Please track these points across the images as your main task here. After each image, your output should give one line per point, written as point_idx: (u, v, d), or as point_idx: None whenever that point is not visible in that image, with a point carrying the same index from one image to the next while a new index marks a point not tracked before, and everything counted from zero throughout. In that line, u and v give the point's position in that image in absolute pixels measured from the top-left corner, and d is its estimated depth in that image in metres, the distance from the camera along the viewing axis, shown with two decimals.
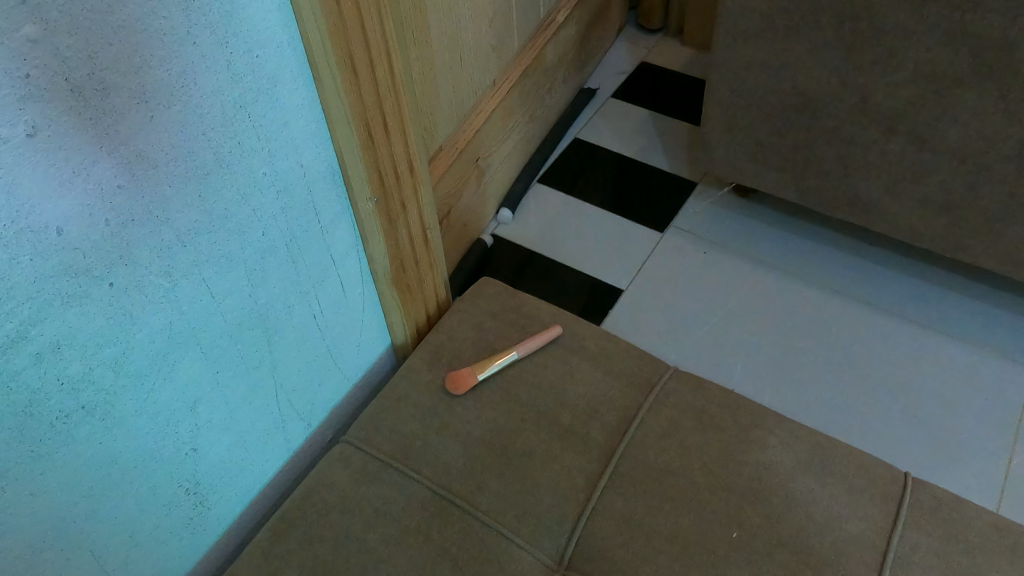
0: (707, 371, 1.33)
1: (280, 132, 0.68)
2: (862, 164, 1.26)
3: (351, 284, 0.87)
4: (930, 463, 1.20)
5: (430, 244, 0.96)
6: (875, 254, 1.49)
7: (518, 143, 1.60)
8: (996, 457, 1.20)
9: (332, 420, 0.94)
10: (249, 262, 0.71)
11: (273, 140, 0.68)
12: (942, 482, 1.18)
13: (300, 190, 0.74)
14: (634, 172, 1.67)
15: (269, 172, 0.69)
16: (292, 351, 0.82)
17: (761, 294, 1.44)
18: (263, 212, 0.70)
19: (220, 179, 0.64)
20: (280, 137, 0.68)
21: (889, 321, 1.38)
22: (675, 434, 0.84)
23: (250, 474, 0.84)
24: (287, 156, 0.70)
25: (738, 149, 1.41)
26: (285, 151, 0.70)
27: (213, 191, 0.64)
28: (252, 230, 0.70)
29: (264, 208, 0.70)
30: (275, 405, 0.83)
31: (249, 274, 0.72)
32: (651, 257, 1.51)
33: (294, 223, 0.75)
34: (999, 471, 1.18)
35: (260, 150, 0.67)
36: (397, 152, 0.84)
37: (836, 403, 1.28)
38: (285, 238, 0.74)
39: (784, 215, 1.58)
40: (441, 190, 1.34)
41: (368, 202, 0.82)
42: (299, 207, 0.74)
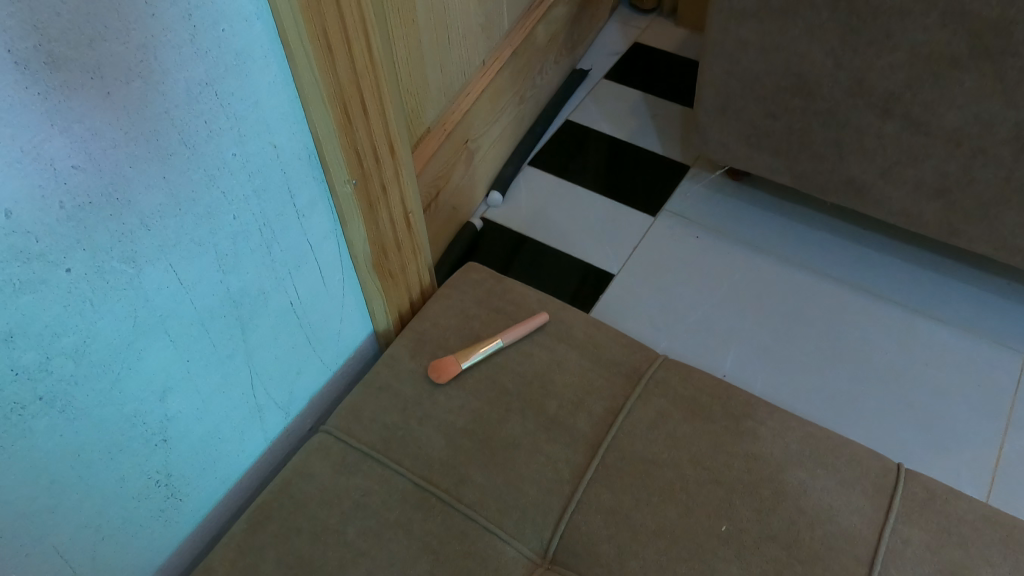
0: (699, 357, 1.31)
1: (250, 111, 0.65)
2: (857, 147, 1.24)
3: (330, 270, 0.84)
4: (922, 450, 1.19)
5: (414, 229, 0.93)
6: (869, 240, 1.47)
7: (508, 124, 1.57)
8: (987, 445, 1.18)
9: (312, 409, 0.91)
10: (219, 247, 0.68)
11: (243, 120, 0.65)
12: (932, 470, 1.17)
13: (274, 171, 0.71)
14: (626, 155, 1.64)
15: (239, 153, 0.66)
16: (268, 339, 0.79)
17: (753, 280, 1.42)
18: (233, 196, 0.67)
19: (186, 160, 0.61)
20: (250, 116, 0.65)
21: (882, 307, 1.36)
22: (663, 424, 0.82)
23: (225, 464, 0.81)
24: (258, 137, 0.67)
25: (731, 132, 1.38)
26: (256, 131, 0.67)
27: (178, 173, 0.61)
28: (223, 214, 0.67)
29: (234, 191, 0.67)
30: (251, 394, 0.80)
31: (220, 259, 0.69)
32: (643, 241, 1.49)
33: (267, 206, 0.72)
34: (989, 459, 1.17)
35: (229, 129, 0.64)
36: (377, 133, 0.80)
37: (827, 389, 1.26)
38: (258, 222, 0.72)
39: (777, 199, 1.55)
40: (428, 172, 1.31)
41: (346, 185, 0.79)
42: (272, 189, 0.71)
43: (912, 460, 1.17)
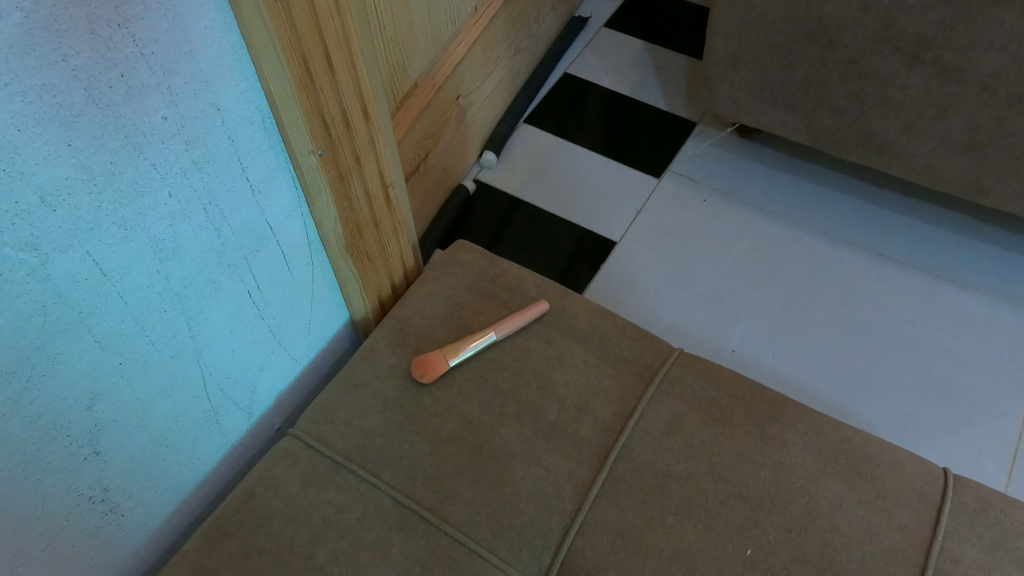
0: (707, 331, 1.20)
1: (182, 63, 0.52)
2: (881, 100, 1.12)
3: (294, 252, 0.72)
4: (941, 424, 1.09)
5: (395, 205, 0.80)
6: (896, 204, 1.34)
7: (502, 78, 1.43)
8: (1013, 418, 1.09)
9: (279, 407, 0.80)
10: (153, 231, 0.56)
11: (174, 74, 0.52)
12: (951, 443, 1.07)
13: (217, 138, 0.58)
14: (629, 111, 1.51)
15: (171, 116, 0.53)
16: (223, 333, 0.68)
17: (766, 247, 1.30)
18: (168, 168, 0.55)
19: (99, 123, 0.49)
20: (183, 70, 0.53)
21: (904, 274, 1.25)
22: (679, 431, 0.71)
23: (177, 474, 0.71)
24: (195, 95, 0.54)
25: (744, 86, 1.25)
26: (192, 88, 0.54)
27: (89, 139, 0.49)
28: (155, 191, 0.55)
29: (168, 163, 0.55)
30: (205, 395, 0.70)
31: (155, 245, 0.57)
32: (646, 205, 1.37)
33: (212, 180, 0.59)
34: (1013, 432, 1.08)
35: (155, 86, 0.51)
36: (346, 93, 0.66)
37: (843, 363, 1.16)
38: (203, 200, 0.59)
39: (794, 159, 1.43)
40: (416, 132, 1.18)
41: (309, 155, 0.66)
42: (217, 160, 0.59)
43: (932, 437, 1.08)
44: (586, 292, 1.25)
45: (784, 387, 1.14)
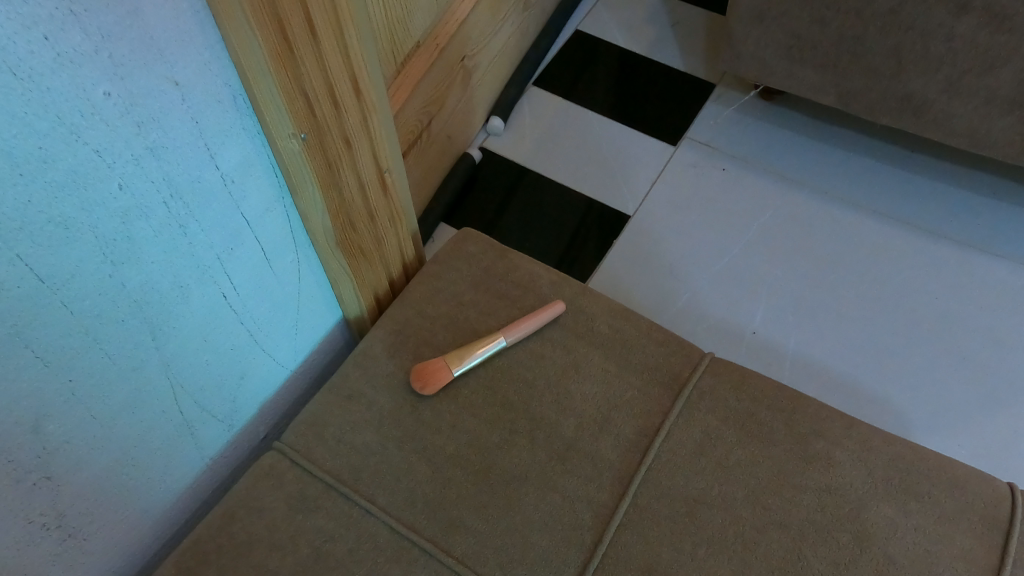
0: (726, 312, 1.10)
1: (128, 27, 0.40)
2: (921, 56, 1.01)
3: (276, 249, 0.61)
4: (976, 407, 1.01)
5: (392, 192, 0.68)
6: (937, 170, 1.23)
7: (511, 36, 1.32)
8: None
9: (265, 416, 0.70)
10: (102, 231, 0.45)
11: (117, 38, 0.40)
12: (991, 429, 0.99)
13: (177, 117, 0.46)
14: (645, 73, 1.40)
15: (116, 91, 0.42)
16: (194, 343, 0.57)
17: (789, 220, 1.19)
18: (116, 157, 0.44)
19: (19, 96, 0.37)
20: (129, 34, 0.41)
21: (935, 247, 1.15)
22: (711, 450, 0.64)
23: (149, 499, 0.61)
24: (145, 64, 0.42)
25: (770, 44, 1.14)
26: (141, 56, 0.42)
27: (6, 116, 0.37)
28: (99, 183, 0.43)
29: (116, 149, 0.43)
30: (177, 411, 0.59)
31: (104, 247, 0.46)
32: (661, 176, 1.26)
33: (173, 169, 0.48)
34: None
35: (93, 51, 0.39)
36: (335, 66, 0.53)
37: (876, 346, 1.06)
38: (163, 193, 0.48)
39: (828, 121, 1.30)
40: (418, 97, 1.08)
41: (290, 140, 0.53)
42: (178, 145, 0.47)
43: (964, 421, 1.00)
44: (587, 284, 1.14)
45: (808, 372, 1.05)
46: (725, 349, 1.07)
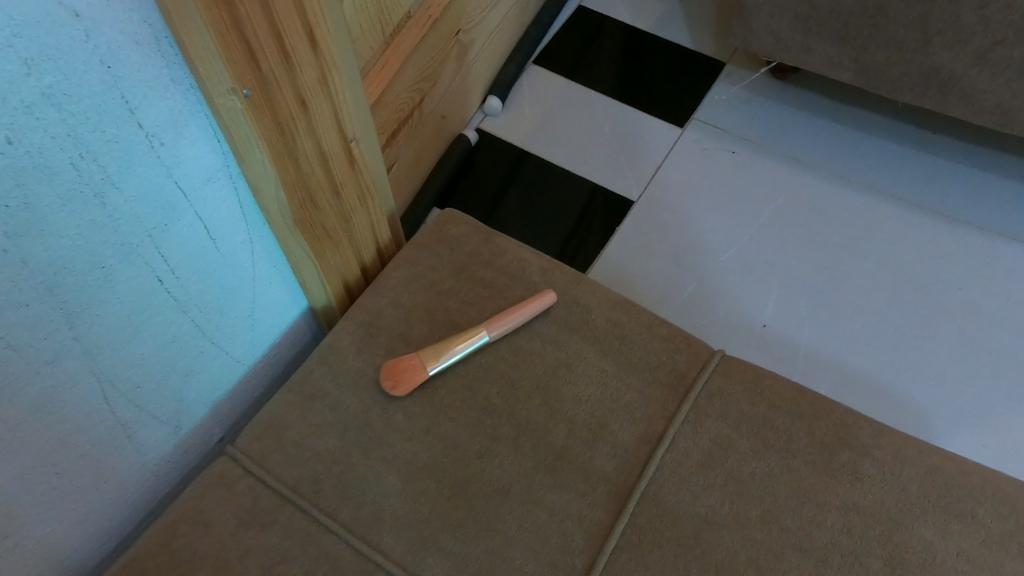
0: (735, 305, 1.02)
1: None
2: (949, 26, 0.92)
3: (221, 224, 0.53)
4: (1004, 406, 0.92)
5: (360, 164, 0.60)
6: (965, 147, 1.12)
7: (512, 10, 1.21)
8: None
9: (218, 415, 0.63)
10: None
11: None
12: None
13: (82, 59, 0.38)
14: (653, 51, 1.29)
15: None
16: (125, 334, 0.50)
17: (802, 204, 1.09)
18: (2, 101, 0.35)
19: None
20: None
21: (958, 235, 1.05)
22: (721, 462, 0.56)
23: (78, 510, 0.53)
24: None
25: (785, 15, 1.04)
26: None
27: None
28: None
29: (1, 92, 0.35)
30: (108, 412, 0.51)
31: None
32: (669, 158, 1.16)
33: (81, 124, 0.39)
34: None
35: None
36: (284, 11, 0.44)
37: (900, 340, 0.97)
38: (71, 152, 0.40)
39: (846, 97, 1.20)
40: (408, 75, 0.98)
41: (229, 97, 0.45)
42: (86, 94, 0.39)
43: (992, 422, 0.91)
44: (588, 273, 1.05)
45: (822, 368, 0.96)
46: (734, 344, 0.99)
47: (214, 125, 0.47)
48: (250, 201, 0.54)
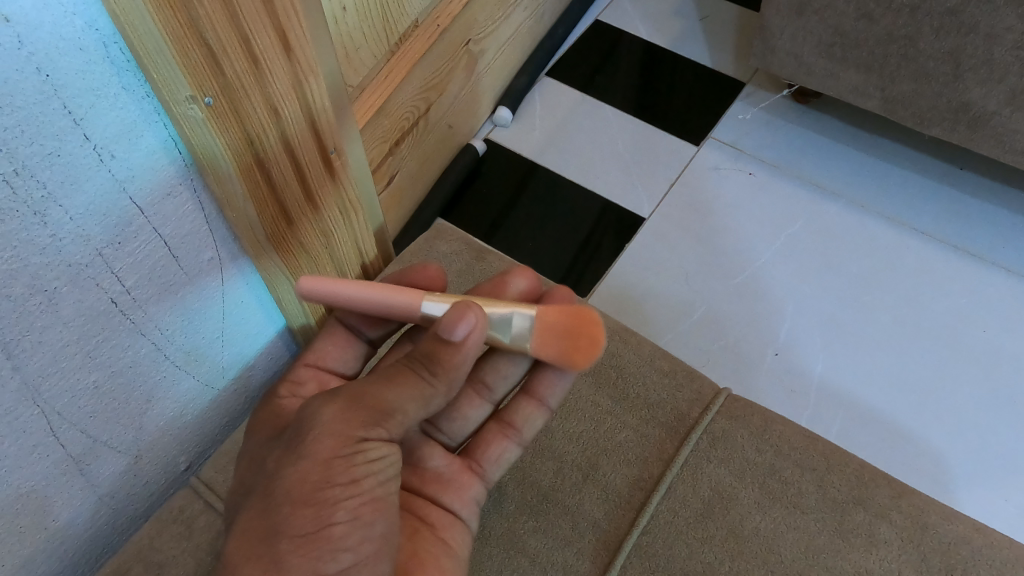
0: (745, 332, 0.97)
1: None
2: (983, 63, 0.87)
3: (189, 243, 0.50)
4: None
5: (341, 174, 0.58)
6: (995, 180, 1.08)
7: (525, 22, 1.17)
8: None
9: (186, 442, 0.59)
10: None
11: None
12: None
13: (14, 68, 0.35)
14: (670, 67, 1.24)
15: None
16: (72, 363, 0.46)
17: (818, 231, 1.05)
18: None
19: None
20: None
21: (983, 274, 0.99)
22: (722, 514, 0.51)
23: (22, 554, 0.48)
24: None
25: (809, 39, 1.00)
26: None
27: None
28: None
29: None
30: (58, 448, 0.47)
31: None
32: (682, 176, 1.11)
33: (15, 137, 0.36)
34: None
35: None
36: (249, 11, 0.42)
37: (921, 379, 0.92)
38: (4, 169, 0.36)
39: (870, 123, 1.15)
40: (414, 83, 0.93)
41: (189, 105, 0.43)
42: (20, 105, 0.36)
43: (1017, 474, 0.85)
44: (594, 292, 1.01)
45: (836, 404, 0.91)
46: (743, 376, 0.93)
47: (176, 137, 0.45)
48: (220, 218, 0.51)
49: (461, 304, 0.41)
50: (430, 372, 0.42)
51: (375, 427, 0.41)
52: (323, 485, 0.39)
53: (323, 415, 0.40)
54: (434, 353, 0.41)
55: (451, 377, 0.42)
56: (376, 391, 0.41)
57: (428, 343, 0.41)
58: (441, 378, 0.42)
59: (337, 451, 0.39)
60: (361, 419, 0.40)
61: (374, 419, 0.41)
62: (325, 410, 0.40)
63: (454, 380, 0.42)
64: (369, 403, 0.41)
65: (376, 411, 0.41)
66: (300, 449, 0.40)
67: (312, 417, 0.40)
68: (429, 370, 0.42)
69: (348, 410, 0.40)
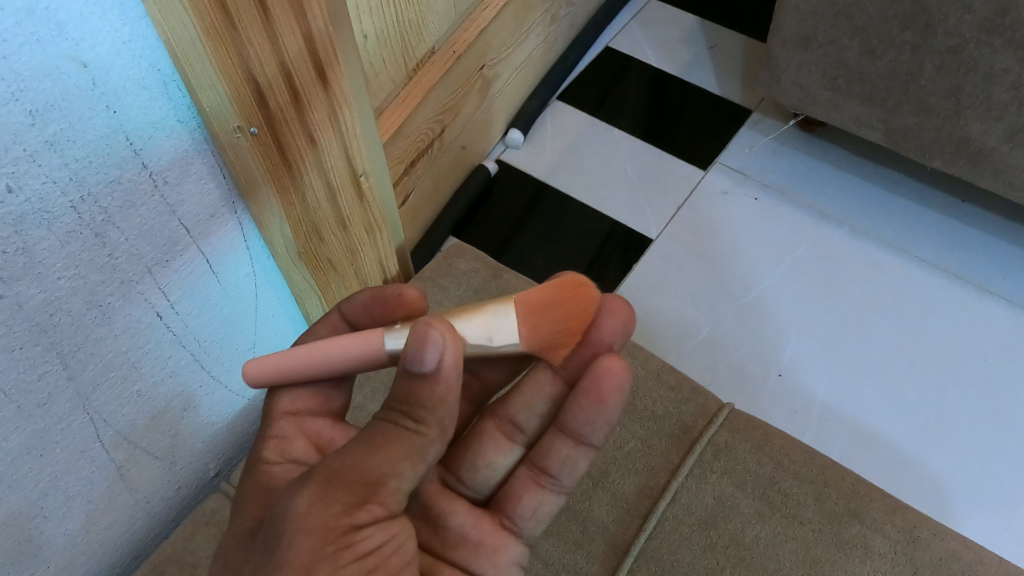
0: (750, 351, 1.00)
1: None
2: (983, 101, 0.90)
3: (228, 261, 0.55)
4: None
5: (369, 197, 0.62)
6: (995, 211, 1.11)
7: (537, 48, 1.21)
8: None
9: (214, 445, 0.64)
10: None
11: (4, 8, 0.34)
12: None
13: (88, 108, 0.40)
14: (678, 94, 1.28)
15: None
16: (120, 372, 0.50)
17: (821, 256, 1.08)
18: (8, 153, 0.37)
19: None
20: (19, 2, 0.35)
21: (983, 303, 1.02)
22: (724, 523, 0.55)
23: (65, 546, 0.53)
24: (40, 42, 0.36)
25: (814, 71, 1.04)
26: (32, 30, 0.36)
27: None
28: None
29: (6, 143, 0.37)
30: (101, 451, 0.52)
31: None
32: (690, 200, 1.15)
33: (84, 166, 0.41)
34: None
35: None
36: (294, 51, 0.47)
37: (921, 403, 0.94)
38: (73, 195, 0.42)
39: (873, 151, 1.19)
40: (431, 106, 0.97)
41: (236, 136, 0.48)
42: (91, 140, 0.41)
43: (1013, 502, 0.87)
44: None
45: (837, 426, 0.93)
46: (747, 395, 0.97)
47: (220, 164, 0.50)
48: (257, 238, 0.57)
49: (416, 332, 0.38)
50: (414, 418, 0.39)
51: (364, 507, 0.37)
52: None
53: (296, 507, 0.36)
54: (410, 393, 0.39)
55: (436, 415, 0.39)
56: (358, 462, 0.38)
57: (403, 386, 0.39)
58: (426, 421, 0.39)
59: (318, 552, 0.35)
60: (342, 504, 0.37)
61: (362, 497, 0.37)
62: (301, 498, 0.37)
63: (442, 418, 0.39)
64: (352, 477, 0.37)
65: (362, 485, 0.37)
66: (277, 556, 0.36)
67: (287, 509, 0.37)
68: (411, 417, 0.39)
69: (327, 492, 0.37)
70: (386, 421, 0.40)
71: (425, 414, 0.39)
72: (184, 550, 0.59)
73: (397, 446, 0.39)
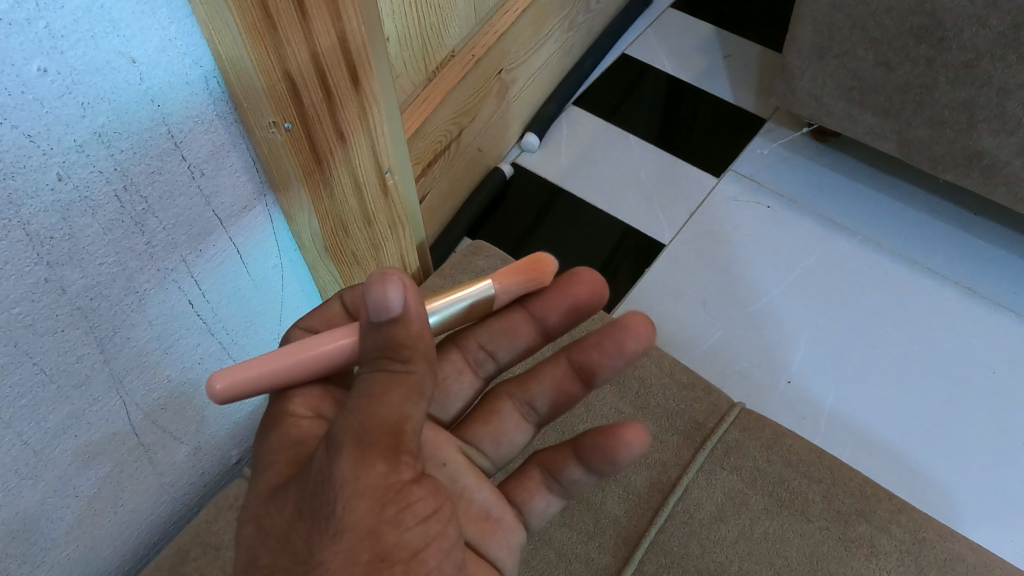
0: (761, 357, 1.01)
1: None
2: (996, 115, 0.92)
3: (257, 254, 0.57)
4: None
5: (393, 195, 0.63)
6: (1007, 224, 1.12)
7: (554, 54, 1.23)
8: None
9: (239, 432, 0.66)
10: (35, 226, 0.40)
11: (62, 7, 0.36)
12: None
13: (134, 101, 0.42)
14: (693, 102, 1.30)
15: (54, 68, 0.37)
16: (152, 356, 0.52)
17: (833, 264, 1.09)
18: (57, 145, 0.39)
19: None
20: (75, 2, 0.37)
21: (994, 315, 1.03)
22: (733, 518, 0.57)
23: (92, 525, 0.55)
24: (94, 39, 0.38)
25: (829, 82, 1.05)
26: (88, 27, 0.38)
27: None
28: (34, 172, 0.39)
29: (55, 134, 0.39)
30: (131, 434, 0.54)
31: (42, 243, 0.41)
32: (703, 206, 1.16)
33: (128, 156, 0.43)
34: None
35: (26, 22, 0.35)
36: (329, 52, 0.48)
37: (929, 412, 0.95)
38: (116, 184, 0.43)
39: (886, 162, 1.20)
40: (450, 107, 0.99)
41: (271, 129, 0.50)
42: (135, 132, 0.43)
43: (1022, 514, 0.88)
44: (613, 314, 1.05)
45: (845, 432, 0.95)
46: (756, 399, 0.98)
47: (255, 159, 0.52)
48: (285, 231, 0.59)
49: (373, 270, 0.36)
50: (399, 358, 0.37)
51: (401, 458, 0.36)
52: (377, 562, 0.35)
53: (343, 473, 0.35)
54: (385, 338, 0.37)
55: (420, 349, 0.37)
56: (373, 414, 0.35)
57: (374, 334, 0.37)
58: (413, 357, 0.37)
59: (378, 513, 0.35)
60: (383, 459, 0.35)
61: (396, 450, 0.36)
62: (342, 464, 0.35)
63: (424, 350, 0.37)
64: (369, 431, 0.35)
65: (388, 437, 0.36)
66: (335, 523, 0.35)
67: (330, 477, 0.35)
68: (396, 359, 0.37)
69: (363, 454, 0.35)
70: (372, 372, 0.37)
71: (408, 352, 0.37)
72: (208, 533, 0.61)
73: (393, 388, 0.36)
